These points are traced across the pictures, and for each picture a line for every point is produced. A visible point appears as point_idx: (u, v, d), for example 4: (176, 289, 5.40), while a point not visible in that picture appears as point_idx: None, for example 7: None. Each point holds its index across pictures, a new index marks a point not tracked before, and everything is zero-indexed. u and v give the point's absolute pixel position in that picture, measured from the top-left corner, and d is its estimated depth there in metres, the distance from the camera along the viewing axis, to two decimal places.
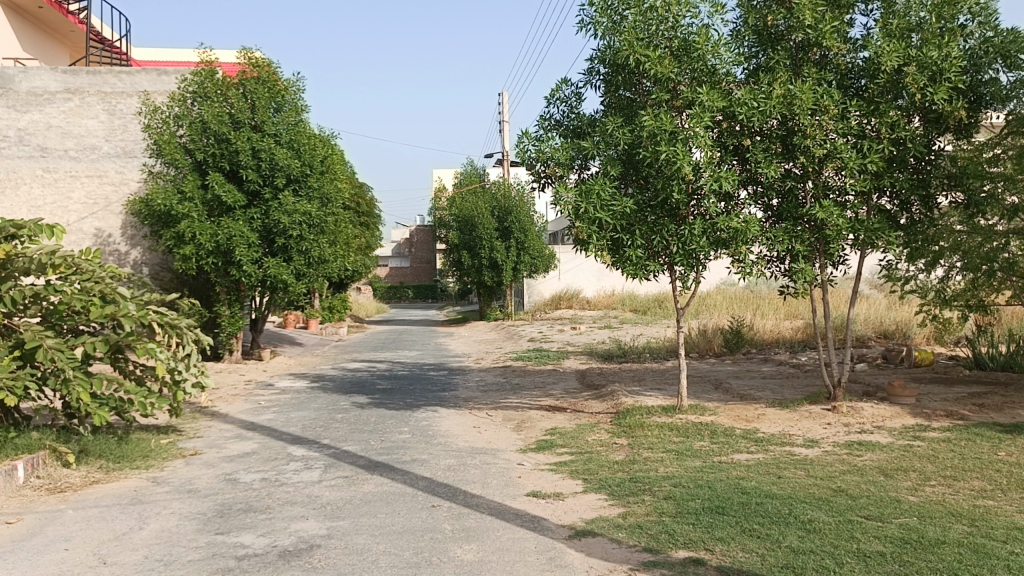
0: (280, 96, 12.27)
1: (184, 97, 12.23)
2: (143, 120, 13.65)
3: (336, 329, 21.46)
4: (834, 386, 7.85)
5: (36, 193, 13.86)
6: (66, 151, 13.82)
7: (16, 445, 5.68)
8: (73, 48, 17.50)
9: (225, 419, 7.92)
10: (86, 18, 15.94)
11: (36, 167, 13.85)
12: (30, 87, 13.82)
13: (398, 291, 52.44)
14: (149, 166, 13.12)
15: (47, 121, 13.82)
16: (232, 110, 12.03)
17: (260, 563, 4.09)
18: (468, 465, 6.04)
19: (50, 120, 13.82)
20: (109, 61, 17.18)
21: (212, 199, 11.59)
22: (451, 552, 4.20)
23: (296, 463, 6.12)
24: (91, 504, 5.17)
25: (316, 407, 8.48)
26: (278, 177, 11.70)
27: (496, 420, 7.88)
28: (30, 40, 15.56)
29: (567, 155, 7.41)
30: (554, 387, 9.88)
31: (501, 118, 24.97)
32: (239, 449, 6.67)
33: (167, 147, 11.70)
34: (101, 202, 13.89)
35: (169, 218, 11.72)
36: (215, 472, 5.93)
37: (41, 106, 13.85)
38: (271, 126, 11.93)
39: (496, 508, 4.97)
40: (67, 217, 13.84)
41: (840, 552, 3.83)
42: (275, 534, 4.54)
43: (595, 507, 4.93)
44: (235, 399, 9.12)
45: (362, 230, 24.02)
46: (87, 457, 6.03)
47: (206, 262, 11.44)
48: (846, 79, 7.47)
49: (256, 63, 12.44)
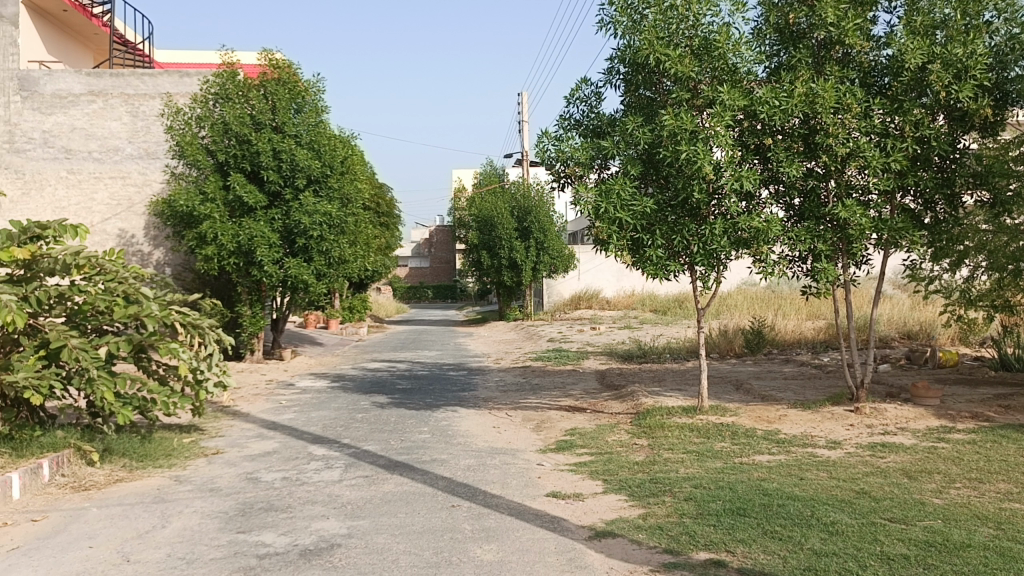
0: (301, 98, 12.34)
1: (206, 98, 12.31)
2: (165, 122, 13.77)
3: (355, 329, 21.55)
4: (856, 387, 7.76)
5: (61, 194, 14.03)
6: (90, 153, 13.98)
7: (41, 444, 5.77)
8: (96, 50, 17.66)
9: (245, 418, 7.97)
10: (109, 20, 16.09)
11: (60, 168, 14.01)
12: (55, 89, 13.96)
13: (418, 291, 52.62)
14: (171, 167, 13.25)
15: (71, 123, 13.97)
16: (253, 111, 12.10)
17: (281, 562, 4.11)
18: (487, 465, 6.04)
19: (74, 122, 13.98)
20: (132, 63, 17.34)
21: (234, 199, 11.67)
22: (471, 552, 4.20)
23: (316, 463, 6.15)
24: (115, 502, 5.22)
25: (336, 406, 8.52)
26: (299, 178, 11.78)
27: (515, 420, 7.87)
28: (55, 43, 15.73)
29: (586, 155, 7.39)
30: (573, 387, 9.86)
31: (520, 119, 24.96)
32: (260, 448, 6.70)
33: (189, 148, 11.80)
34: (124, 203, 14.04)
35: (191, 218, 11.81)
36: (236, 471, 5.97)
37: (66, 108, 14.00)
38: (292, 127, 12.00)
39: (515, 509, 4.97)
40: (91, 218, 14.00)
41: (863, 555, 3.79)
42: (296, 533, 4.56)
43: (615, 508, 4.91)
44: (256, 398, 9.18)
45: (382, 230, 24.12)
46: (110, 456, 6.09)
47: (227, 262, 11.52)
48: (869, 78, 7.40)
49: (277, 64, 12.52)
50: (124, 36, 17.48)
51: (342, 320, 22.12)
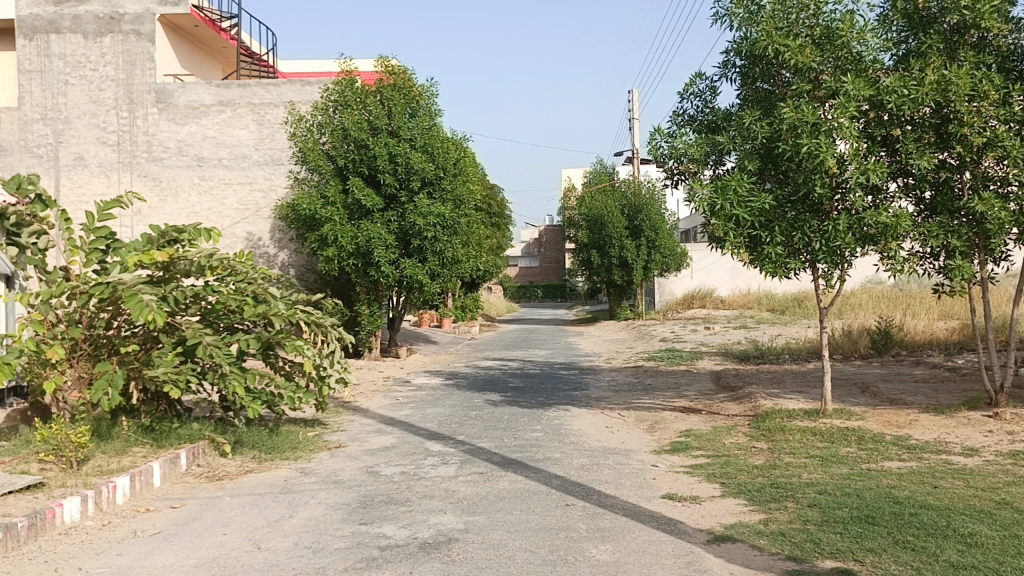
0: (415, 102, 12.66)
1: (326, 105, 12.78)
2: (289, 129, 14.41)
3: (468, 327, 21.91)
4: (995, 392, 7.30)
5: (194, 200, 14.87)
6: (220, 160, 14.77)
7: (180, 435, 6.21)
8: (224, 62, 18.61)
9: (365, 414, 8.24)
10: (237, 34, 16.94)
11: (193, 175, 14.85)
12: (188, 100, 14.77)
13: (527, 290, 53.01)
14: (294, 172, 13.84)
15: (202, 133, 14.77)
16: (371, 116, 12.49)
17: (401, 553, 4.22)
18: (601, 465, 6.01)
19: (206, 132, 14.77)
20: (257, 73, 18.19)
21: (352, 202, 12.08)
22: (587, 551, 4.19)
23: (433, 458, 6.28)
24: (246, 491, 5.50)
25: (451, 403, 8.68)
26: (414, 180, 12.08)
27: (628, 420, 7.81)
28: (188, 58, 16.70)
29: (701, 151, 7.26)
30: (688, 388, 9.69)
31: (631, 116, 24.73)
32: (379, 443, 6.91)
33: (311, 154, 12.28)
34: (251, 207, 14.77)
35: (313, 221, 12.29)
36: (357, 464, 6.18)
37: (198, 118, 14.79)
38: (406, 130, 12.28)
39: (631, 510, 4.93)
40: (221, 222, 14.79)
41: (1007, 570, 3.56)
42: (415, 527, 4.68)
43: (734, 512, 4.80)
44: (374, 394, 9.47)
45: (493, 231, 24.40)
46: (241, 448, 6.43)
47: (347, 263, 11.92)
48: (1008, 62, 6.96)
49: (392, 70, 12.88)
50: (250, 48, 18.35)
51: (454, 320, 22.54)
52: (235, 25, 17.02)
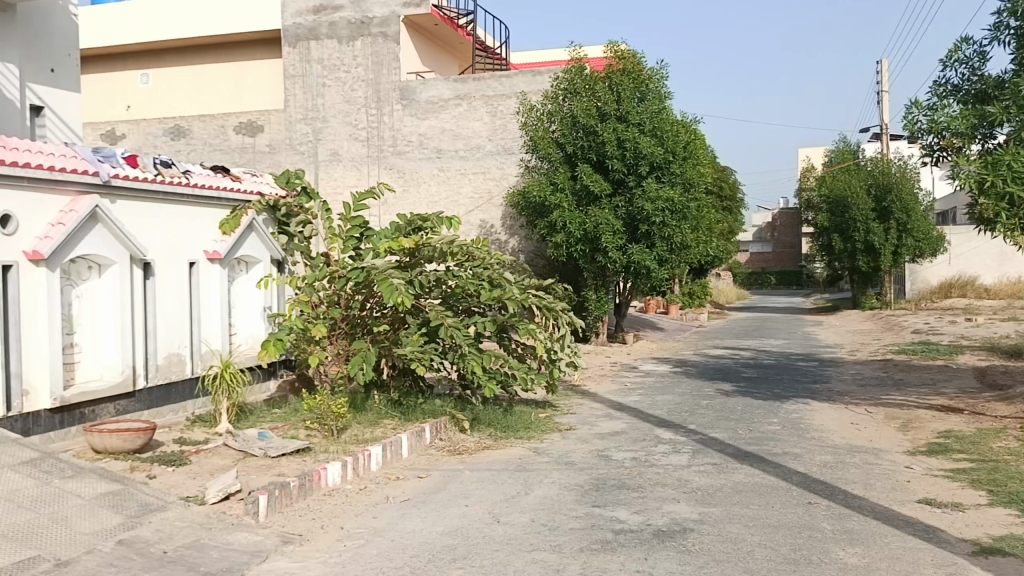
0: (644, 86, 12.49)
1: (556, 94, 13.00)
2: (521, 119, 14.84)
3: (697, 314, 21.45)
4: None
5: (433, 190, 15.75)
6: (457, 151, 15.52)
7: (425, 411, 6.63)
8: (461, 57, 19.54)
9: (594, 398, 8.34)
10: (473, 30, 17.67)
11: (432, 167, 15.72)
12: (429, 96, 15.64)
13: (759, 277, 50.96)
14: (526, 161, 14.25)
15: (441, 126, 15.58)
16: (600, 102, 12.50)
17: (636, 539, 4.23)
18: (847, 464, 5.64)
19: (444, 124, 15.55)
20: (492, 66, 18.88)
21: (581, 189, 12.24)
22: (833, 553, 3.96)
23: (664, 446, 6.23)
24: (484, 467, 5.77)
25: (681, 391, 8.55)
26: (643, 165, 11.99)
27: (877, 417, 7.27)
28: (429, 55, 17.70)
29: (968, 124, 6.56)
30: (947, 385, 8.84)
31: (879, 89, 22.82)
32: (610, 428, 6.97)
33: (541, 143, 12.57)
34: (486, 196, 15.41)
35: (543, 208, 12.61)
36: (588, 447, 6.27)
37: (437, 112, 15.61)
38: (636, 114, 12.19)
39: (882, 513, 4.58)
40: (458, 210, 15.55)
41: None
42: (649, 513, 4.67)
43: (1007, 525, 4.31)
44: (603, 379, 9.57)
45: (724, 215, 23.68)
46: (479, 425, 6.75)
47: (575, 249, 12.17)
48: None
49: (622, 55, 12.83)
50: (485, 43, 19.07)
51: (682, 307, 22.16)
52: (471, 20, 17.72)
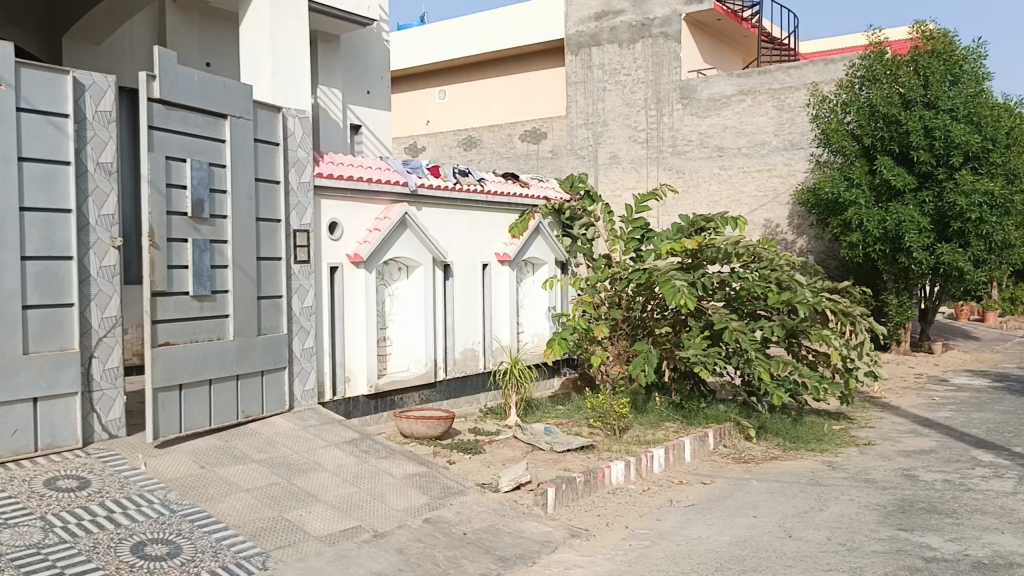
0: (958, 68, 11.28)
1: (851, 83, 12.13)
2: (813, 110, 13.91)
3: (1020, 323, 18.82)
4: None
5: (714, 189, 15.28)
6: (739, 149, 14.94)
7: (708, 416, 6.54)
8: (745, 49, 18.82)
9: (896, 412, 7.66)
10: (759, 22, 16.83)
11: (713, 166, 15.28)
12: (710, 94, 15.23)
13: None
14: (817, 156, 13.44)
15: (723, 123, 15.10)
16: (903, 89, 11.48)
17: (951, 569, 3.81)
18: None
19: (726, 122, 15.06)
20: (779, 58, 17.99)
21: (880, 183, 11.33)
22: None
23: (983, 469, 5.55)
24: (773, 477, 5.54)
25: (1005, 410, 7.56)
26: (955, 156, 10.82)
27: None
28: (712, 53, 17.25)
29: None
30: None
31: None
32: (916, 445, 6.35)
33: (835, 136, 11.85)
34: (771, 193, 14.60)
35: (836, 205, 11.85)
36: (891, 465, 5.76)
37: (719, 109, 15.15)
38: (945, 100, 11.05)
39: None
40: (740, 209, 14.97)
41: None
42: (967, 542, 4.18)
43: None
44: (907, 391, 8.75)
45: None
46: (765, 434, 6.49)
47: (872, 249, 11.32)
48: None
49: (930, 35, 11.68)
50: (772, 34, 18.15)
51: (1000, 313, 19.57)
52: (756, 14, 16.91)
